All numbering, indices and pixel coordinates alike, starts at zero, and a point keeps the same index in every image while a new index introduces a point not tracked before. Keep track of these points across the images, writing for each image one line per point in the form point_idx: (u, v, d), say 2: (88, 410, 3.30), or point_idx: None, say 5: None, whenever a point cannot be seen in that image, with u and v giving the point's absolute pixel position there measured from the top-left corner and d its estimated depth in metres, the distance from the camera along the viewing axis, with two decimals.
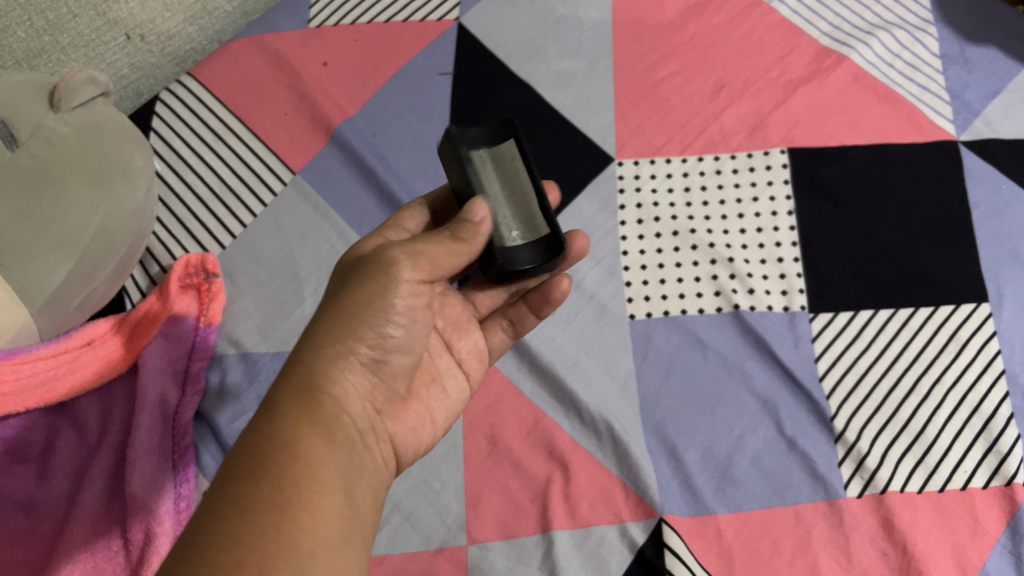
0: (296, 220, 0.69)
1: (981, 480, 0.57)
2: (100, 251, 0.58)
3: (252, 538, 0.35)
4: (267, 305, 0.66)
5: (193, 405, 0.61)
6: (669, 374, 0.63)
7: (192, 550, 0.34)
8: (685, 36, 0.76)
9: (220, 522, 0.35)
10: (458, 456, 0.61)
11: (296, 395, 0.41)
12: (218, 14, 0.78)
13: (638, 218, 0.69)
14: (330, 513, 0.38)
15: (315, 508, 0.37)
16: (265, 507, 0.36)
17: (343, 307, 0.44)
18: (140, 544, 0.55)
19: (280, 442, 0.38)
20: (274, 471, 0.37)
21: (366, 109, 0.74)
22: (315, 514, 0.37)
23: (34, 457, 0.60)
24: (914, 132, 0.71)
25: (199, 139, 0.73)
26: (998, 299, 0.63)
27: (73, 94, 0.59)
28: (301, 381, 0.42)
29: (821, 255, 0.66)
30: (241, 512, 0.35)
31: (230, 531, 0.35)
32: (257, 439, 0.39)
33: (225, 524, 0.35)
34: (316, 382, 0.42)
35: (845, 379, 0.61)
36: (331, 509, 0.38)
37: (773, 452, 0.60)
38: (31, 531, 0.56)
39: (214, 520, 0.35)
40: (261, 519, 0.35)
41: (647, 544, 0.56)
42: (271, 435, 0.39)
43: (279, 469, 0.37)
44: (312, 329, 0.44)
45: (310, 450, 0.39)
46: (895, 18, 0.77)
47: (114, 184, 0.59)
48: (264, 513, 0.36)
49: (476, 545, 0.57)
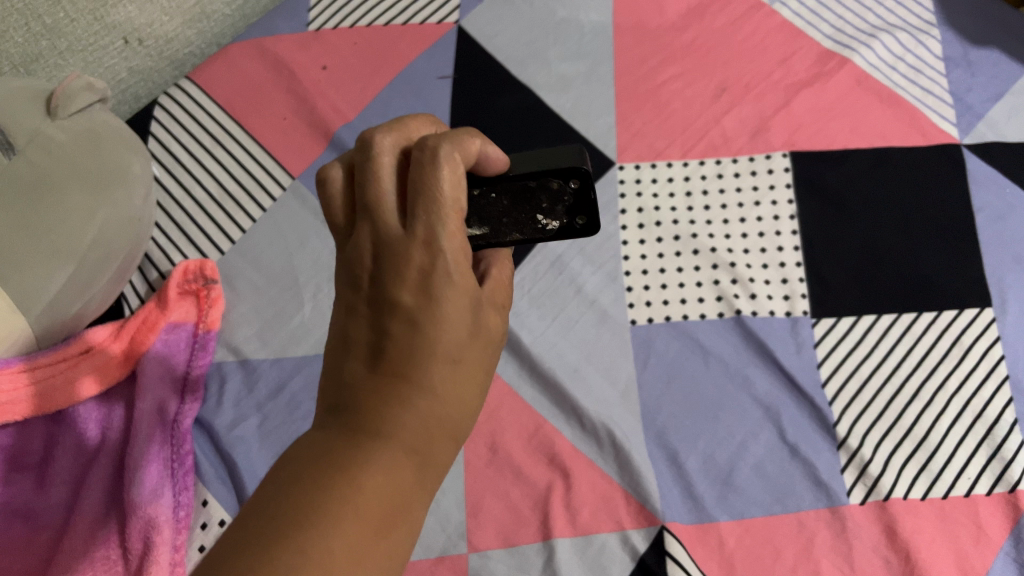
0: (295, 225, 0.69)
1: (985, 487, 0.57)
2: (99, 259, 0.58)
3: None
4: (267, 311, 0.66)
5: (192, 411, 0.61)
6: (670, 381, 0.62)
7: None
8: (686, 39, 0.76)
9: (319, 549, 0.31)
10: (458, 463, 0.60)
11: (412, 408, 0.36)
12: (217, 17, 0.78)
13: (639, 223, 0.68)
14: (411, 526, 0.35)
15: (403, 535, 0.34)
16: (378, 545, 0.33)
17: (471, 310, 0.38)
18: (139, 552, 0.55)
19: (396, 471, 0.34)
20: (378, 500, 0.33)
21: (365, 113, 0.74)
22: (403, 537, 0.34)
23: (33, 466, 0.60)
24: (917, 136, 0.70)
25: (198, 143, 0.73)
26: (1002, 304, 0.63)
27: (70, 101, 0.59)
28: (410, 385, 0.36)
29: (824, 260, 0.66)
30: (358, 552, 0.32)
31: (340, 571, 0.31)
32: (360, 456, 0.34)
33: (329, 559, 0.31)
34: (428, 412, 0.36)
35: (847, 385, 0.61)
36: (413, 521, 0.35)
37: (775, 459, 0.59)
38: (29, 539, 0.56)
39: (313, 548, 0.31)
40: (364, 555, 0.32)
41: (648, 552, 0.56)
42: (390, 459, 0.34)
43: (381, 494, 0.33)
44: (406, 303, 0.36)
45: (422, 490, 0.36)
46: (898, 21, 0.77)
47: (113, 191, 0.58)
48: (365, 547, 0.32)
49: (476, 553, 0.57)
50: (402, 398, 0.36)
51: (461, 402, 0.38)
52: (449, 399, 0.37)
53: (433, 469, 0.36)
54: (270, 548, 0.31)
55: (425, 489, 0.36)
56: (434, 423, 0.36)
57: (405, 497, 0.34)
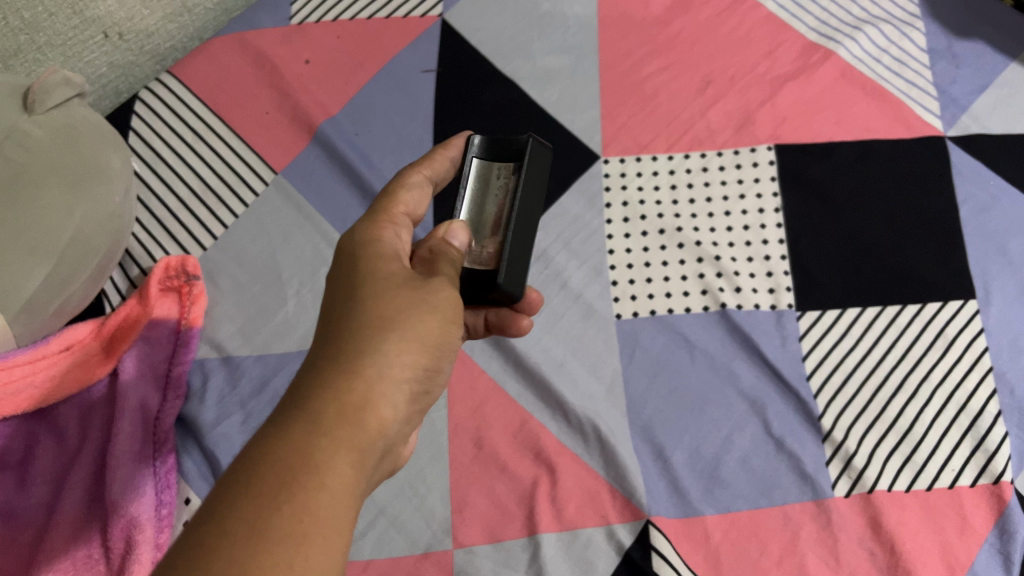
0: (278, 221, 0.68)
1: (969, 478, 0.57)
2: (78, 256, 0.57)
3: (237, 531, 0.31)
4: (250, 307, 0.65)
5: (174, 409, 0.61)
6: (656, 374, 0.62)
7: (184, 544, 0.31)
8: (671, 32, 0.75)
9: (215, 513, 0.32)
10: (443, 460, 0.60)
11: (317, 376, 0.37)
12: (198, 12, 0.77)
13: (624, 217, 0.68)
14: (331, 488, 0.33)
15: (312, 493, 0.33)
16: (282, 504, 0.32)
17: (374, 276, 0.40)
18: (121, 550, 0.55)
19: (294, 431, 0.34)
20: (275, 454, 0.33)
21: (349, 108, 0.73)
22: (312, 496, 0.33)
23: (12, 465, 0.59)
24: (900, 128, 0.70)
25: (179, 139, 0.72)
26: (985, 296, 0.63)
27: (46, 96, 0.58)
28: (333, 353, 0.37)
29: (809, 252, 0.66)
30: (249, 514, 0.31)
31: (229, 535, 0.31)
32: (278, 424, 0.35)
33: (216, 517, 0.31)
34: (334, 376, 0.36)
35: (832, 378, 0.61)
36: (333, 483, 0.33)
37: (760, 452, 0.59)
38: (11, 539, 0.55)
39: (212, 513, 0.32)
40: (251, 507, 0.32)
41: (633, 546, 0.56)
42: (288, 422, 0.35)
43: (279, 448, 0.34)
44: (336, 292, 0.40)
45: (337, 448, 0.34)
46: (882, 13, 0.77)
47: (91, 187, 0.58)
48: (256, 500, 0.32)
49: (462, 549, 0.57)
50: (308, 374, 0.37)
51: (382, 359, 0.37)
52: (362, 355, 0.37)
53: (357, 428, 0.35)
54: (183, 534, 0.31)
55: (342, 448, 0.35)
56: (346, 382, 0.36)
57: (308, 452, 0.34)
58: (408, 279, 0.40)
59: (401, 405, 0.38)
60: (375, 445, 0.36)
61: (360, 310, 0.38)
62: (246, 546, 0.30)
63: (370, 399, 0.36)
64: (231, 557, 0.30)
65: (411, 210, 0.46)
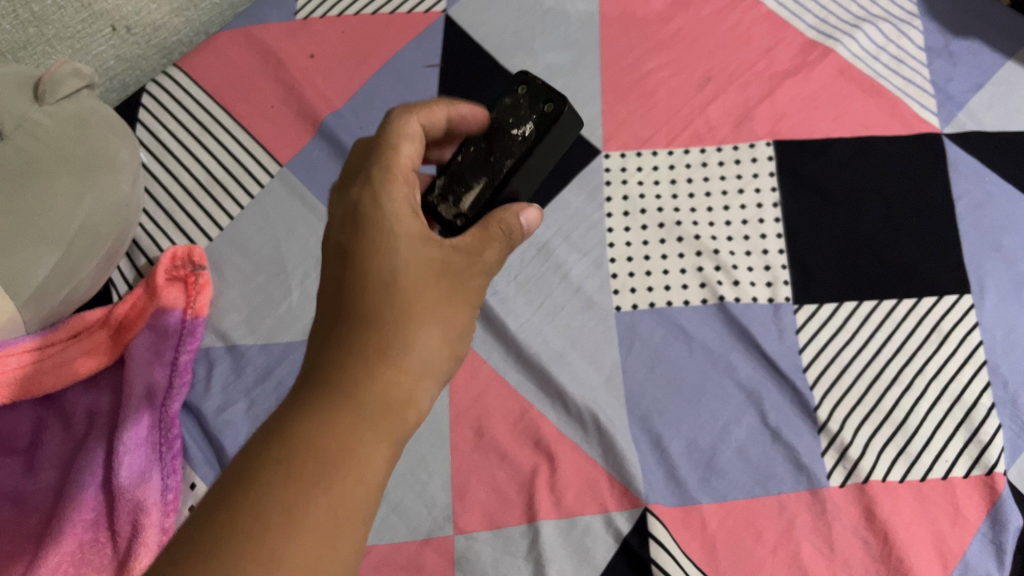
0: (283, 213, 0.69)
1: (963, 469, 0.58)
2: (87, 244, 0.58)
3: (277, 519, 0.32)
4: (255, 297, 0.66)
5: (181, 395, 0.61)
6: (654, 366, 0.63)
7: (224, 522, 0.32)
8: (671, 29, 0.76)
9: (252, 495, 0.33)
10: (445, 447, 0.61)
11: (354, 355, 0.37)
12: (204, 6, 0.78)
13: (625, 211, 0.69)
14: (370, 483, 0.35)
15: (353, 489, 0.34)
16: (322, 497, 0.33)
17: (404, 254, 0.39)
18: (128, 535, 0.56)
19: (337, 417, 0.35)
20: (316, 442, 0.34)
21: (353, 102, 0.74)
22: (352, 490, 0.34)
23: (21, 449, 0.59)
24: (897, 124, 0.71)
25: (186, 131, 0.73)
26: (980, 291, 0.64)
27: (56, 86, 0.58)
28: (370, 332, 0.37)
29: (806, 247, 0.66)
30: (291, 500, 0.33)
31: (268, 520, 0.32)
32: (317, 406, 0.36)
33: (255, 500, 0.32)
34: (376, 363, 0.37)
35: (828, 370, 0.62)
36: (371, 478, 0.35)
37: (756, 443, 0.60)
38: (19, 522, 0.56)
39: (248, 494, 0.33)
40: (295, 496, 0.33)
41: (631, 533, 0.57)
42: (329, 404, 0.35)
43: (322, 433, 0.34)
44: (362, 242, 0.39)
45: (377, 441, 0.36)
46: (881, 11, 0.78)
47: (99, 176, 0.59)
48: (298, 490, 0.33)
49: (462, 535, 0.58)
50: (342, 348, 0.37)
51: (415, 351, 0.38)
52: (399, 342, 0.37)
53: (396, 423, 0.37)
54: (220, 512, 0.32)
55: (382, 439, 0.36)
56: (387, 371, 0.37)
57: (352, 444, 0.35)
58: (440, 263, 0.40)
59: (429, 395, 0.39)
60: (406, 436, 0.38)
61: (397, 288, 0.38)
62: (285, 535, 0.32)
63: (408, 391, 0.37)
64: (270, 542, 0.32)
65: (415, 162, 0.42)
